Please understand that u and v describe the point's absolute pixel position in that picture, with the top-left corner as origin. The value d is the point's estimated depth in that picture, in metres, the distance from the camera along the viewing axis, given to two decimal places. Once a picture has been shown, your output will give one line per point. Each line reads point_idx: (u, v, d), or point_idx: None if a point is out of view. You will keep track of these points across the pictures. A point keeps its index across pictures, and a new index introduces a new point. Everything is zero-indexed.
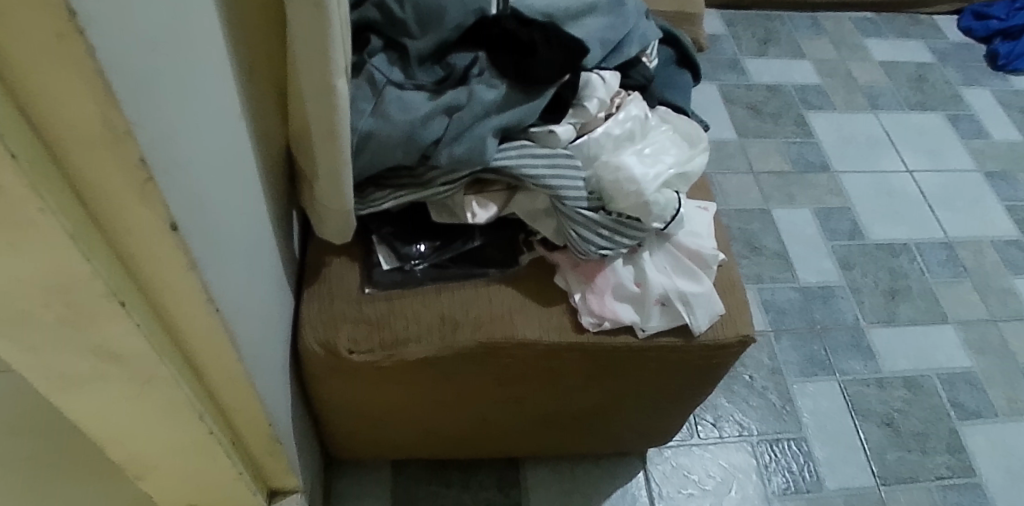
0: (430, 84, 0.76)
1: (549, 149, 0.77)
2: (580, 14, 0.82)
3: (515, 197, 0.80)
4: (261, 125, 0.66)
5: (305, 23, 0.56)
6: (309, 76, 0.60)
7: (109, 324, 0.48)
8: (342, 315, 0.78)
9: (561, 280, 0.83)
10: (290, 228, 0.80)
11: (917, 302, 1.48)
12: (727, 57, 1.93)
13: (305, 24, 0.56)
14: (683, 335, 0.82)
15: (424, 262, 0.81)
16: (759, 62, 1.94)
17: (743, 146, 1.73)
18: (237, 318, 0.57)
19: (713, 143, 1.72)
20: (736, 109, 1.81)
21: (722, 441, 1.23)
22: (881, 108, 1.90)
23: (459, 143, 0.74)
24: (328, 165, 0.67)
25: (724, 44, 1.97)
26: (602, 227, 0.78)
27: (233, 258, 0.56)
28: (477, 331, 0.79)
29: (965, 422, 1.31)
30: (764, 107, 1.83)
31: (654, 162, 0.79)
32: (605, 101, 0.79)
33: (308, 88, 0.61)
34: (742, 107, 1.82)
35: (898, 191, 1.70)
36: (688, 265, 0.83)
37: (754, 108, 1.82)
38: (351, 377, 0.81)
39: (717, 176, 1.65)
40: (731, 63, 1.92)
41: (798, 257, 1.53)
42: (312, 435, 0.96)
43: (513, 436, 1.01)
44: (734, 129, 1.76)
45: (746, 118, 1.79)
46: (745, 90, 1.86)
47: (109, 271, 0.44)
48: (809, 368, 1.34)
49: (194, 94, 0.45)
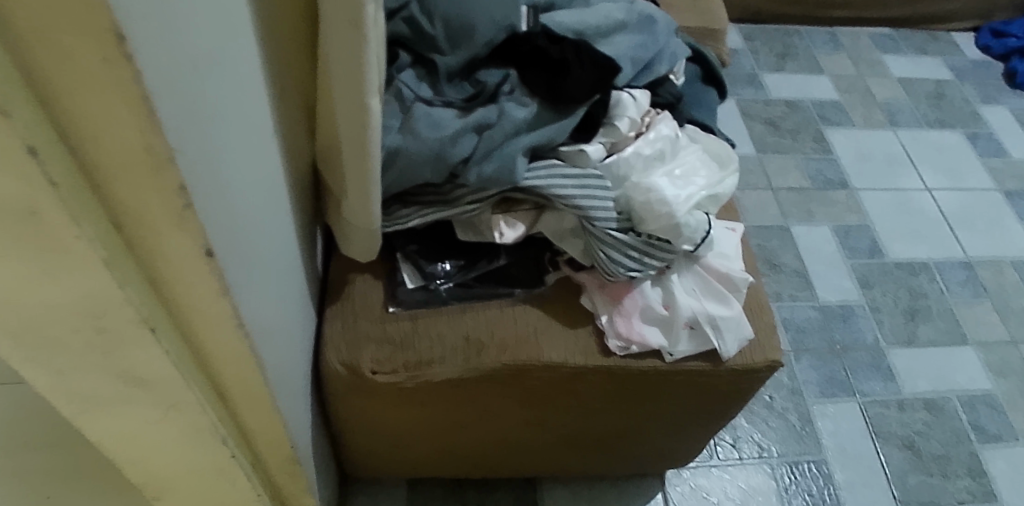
0: (459, 101, 0.75)
1: (579, 169, 0.75)
2: (610, 31, 0.81)
3: (542, 217, 0.79)
4: (290, 140, 0.65)
5: (341, 40, 0.54)
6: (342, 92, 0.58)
7: (138, 349, 0.46)
8: (365, 334, 0.77)
9: (588, 301, 0.81)
10: (314, 243, 0.79)
11: (937, 324, 1.46)
12: (745, 71, 1.92)
13: (340, 42, 0.55)
14: (711, 360, 0.80)
15: (449, 281, 0.80)
16: (778, 77, 1.93)
17: (762, 161, 1.72)
18: (265, 341, 0.56)
19: None
20: (754, 124, 1.80)
21: (742, 463, 1.21)
22: (899, 125, 1.88)
23: (489, 162, 0.73)
24: (357, 183, 0.66)
25: (742, 58, 1.96)
26: (632, 248, 0.76)
27: (264, 280, 0.54)
28: (503, 354, 0.78)
29: (987, 446, 1.29)
30: (783, 123, 1.81)
31: (685, 184, 0.77)
32: (635, 120, 0.78)
33: (342, 108, 0.60)
34: (761, 122, 1.80)
35: (918, 209, 1.68)
36: (718, 287, 0.80)
37: (772, 123, 1.81)
38: (373, 397, 0.79)
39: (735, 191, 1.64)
40: (749, 77, 1.91)
41: (818, 275, 1.51)
42: (330, 453, 0.94)
43: (533, 458, 1.00)
44: (752, 144, 1.75)
45: (764, 133, 1.78)
46: (764, 105, 1.85)
47: (142, 297, 0.43)
48: (829, 389, 1.32)
49: (233, 118, 0.44)
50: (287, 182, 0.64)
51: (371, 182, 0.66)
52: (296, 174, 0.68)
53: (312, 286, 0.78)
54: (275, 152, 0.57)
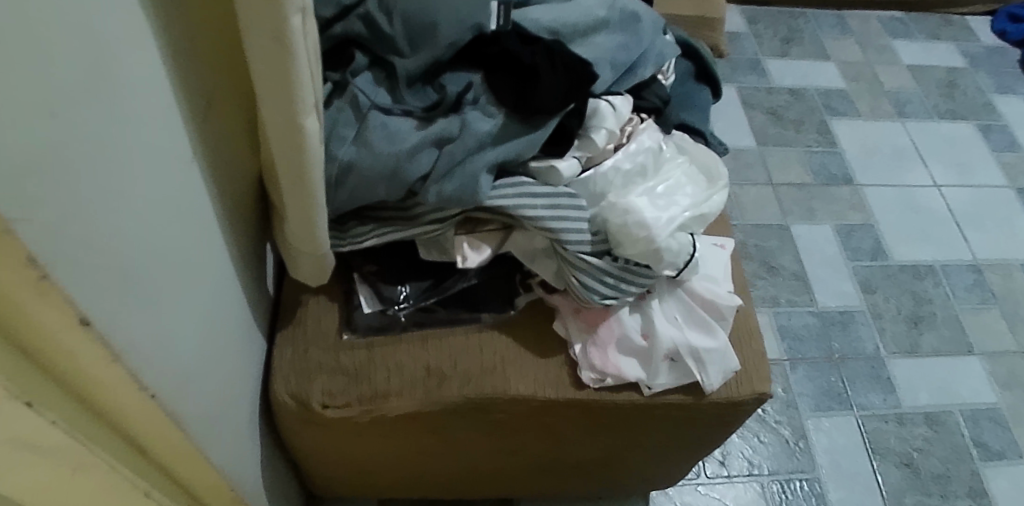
0: (419, 110, 0.67)
1: (550, 187, 0.68)
2: (590, 30, 0.73)
3: (511, 236, 0.72)
4: (224, 161, 0.58)
5: (262, 56, 0.47)
6: (270, 114, 0.51)
7: (22, 426, 0.40)
8: (317, 364, 0.71)
9: (561, 326, 0.75)
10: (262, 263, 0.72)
11: (941, 332, 1.39)
12: (748, 57, 1.83)
13: (261, 57, 0.47)
14: (693, 393, 0.74)
15: (410, 305, 0.74)
16: (782, 64, 1.84)
17: (762, 154, 1.64)
18: (179, 392, 0.50)
19: (730, 151, 1.62)
20: (756, 115, 1.71)
21: (731, 480, 1.16)
22: (908, 116, 1.79)
23: (450, 180, 0.66)
24: (296, 209, 0.59)
25: (745, 43, 1.86)
26: (607, 274, 0.69)
27: (172, 324, 0.48)
28: (466, 386, 0.72)
29: (989, 464, 1.23)
30: (785, 113, 1.73)
31: (669, 203, 0.70)
32: (614, 132, 0.70)
33: (269, 129, 0.53)
34: (762, 112, 1.72)
35: (925, 208, 1.60)
36: (702, 315, 0.74)
37: (775, 114, 1.72)
38: (326, 429, 0.73)
39: (733, 187, 1.56)
40: (752, 64, 1.82)
41: (817, 278, 1.44)
42: (290, 475, 0.89)
43: (506, 481, 0.94)
44: (753, 136, 1.67)
45: (765, 124, 1.70)
46: (766, 93, 1.76)
47: (12, 376, 0.37)
48: (825, 401, 1.26)
49: (100, 159, 0.37)
50: (218, 207, 0.58)
51: (313, 207, 0.59)
52: (234, 194, 0.62)
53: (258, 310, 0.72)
54: (191, 180, 0.51)
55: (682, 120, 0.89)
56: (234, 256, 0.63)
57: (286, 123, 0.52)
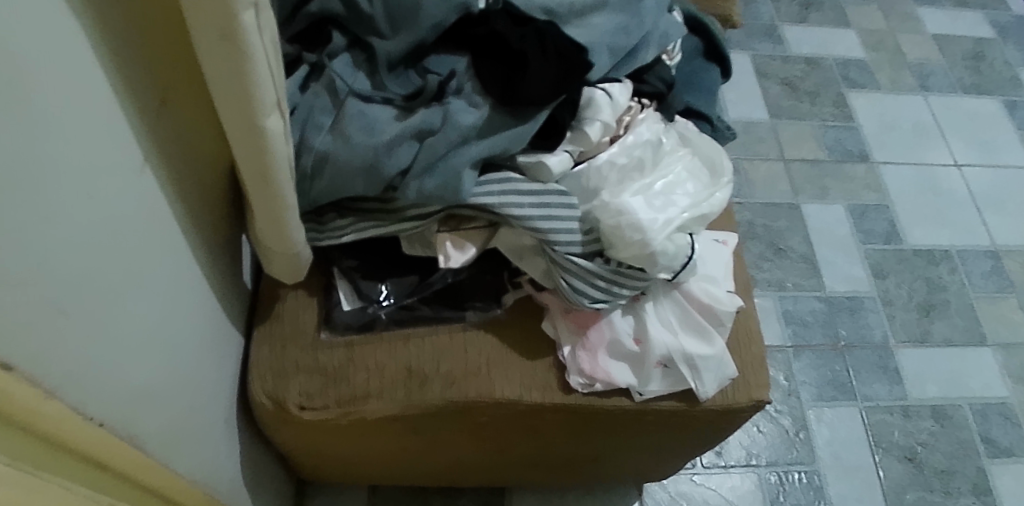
0: (400, 99, 0.63)
1: (540, 184, 0.64)
2: (587, 9, 0.66)
3: (498, 234, 0.68)
4: (185, 158, 0.54)
5: (212, 55, 0.42)
6: (227, 115, 0.47)
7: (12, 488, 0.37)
8: (294, 364, 0.68)
9: (549, 326, 0.71)
10: (236, 256, 0.69)
11: (953, 321, 1.35)
12: (764, 24, 1.74)
13: (212, 55, 0.42)
14: (686, 399, 0.71)
15: (392, 302, 0.70)
16: (799, 31, 1.75)
17: (775, 128, 1.57)
18: (133, 414, 0.47)
19: (741, 124, 1.56)
20: (770, 86, 1.64)
21: (727, 470, 1.14)
22: (931, 89, 1.71)
23: (431, 176, 0.62)
24: (265, 210, 0.55)
25: (761, 8, 1.77)
26: (599, 277, 0.65)
27: (118, 346, 0.45)
28: (449, 389, 0.69)
29: (996, 461, 1.20)
30: (801, 84, 1.65)
31: (667, 203, 0.65)
32: (610, 124, 0.65)
33: (228, 130, 0.48)
34: (777, 84, 1.64)
35: (943, 189, 1.54)
36: (698, 320, 0.70)
37: (790, 85, 1.65)
38: (306, 429, 0.71)
39: (743, 163, 1.50)
40: (768, 30, 1.73)
41: (827, 262, 1.39)
42: (276, 465, 0.87)
43: (496, 473, 0.92)
44: (766, 109, 1.60)
45: (779, 96, 1.62)
46: (781, 63, 1.68)
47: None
48: (829, 391, 1.23)
49: (19, 187, 0.33)
50: (180, 208, 0.54)
51: (285, 208, 0.55)
52: (199, 192, 0.58)
53: (231, 306, 0.68)
54: (142, 186, 0.47)
55: (688, 104, 0.83)
56: (200, 256, 0.59)
57: (246, 125, 0.47)
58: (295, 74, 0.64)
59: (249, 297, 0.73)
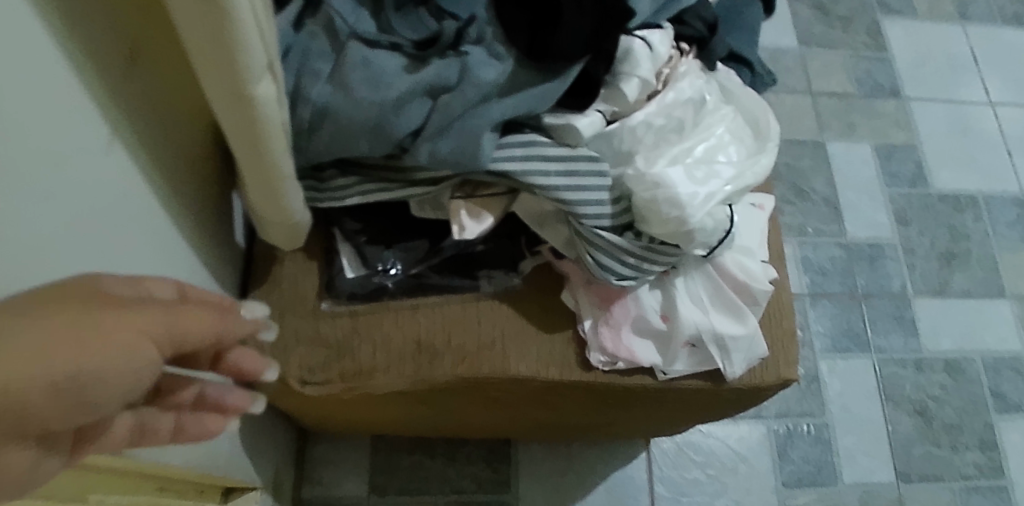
0: (409, 46, 0.54)
1: (567, 148, 0.56)
2: None
3: (518, 199, 0.61)
4: (161, 121, 0.46)
5: (190, 15, 0.35)
6: (210, 82, 0.39)
7: None
8: (294, 334, 0.63)
9: (569, 298, 0.66)
10: (225, 216, 0.62)
11: (974, 272, 1.30)
12: None
13: (188, 12, 0.34)
14: (712, 378, 0.66)
15: (399, 269, 0.64)
16: None
17: (804, 57, 1.46)
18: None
19: (768, 52, 1.44)
20: (801, 9, 1.51)
21: (735, 420, 1.12)
22: (972, 17, 1.58)
23: (445, 139, 0.54)
24: (258, 183, 0.48)
25: None
26: (628, 253, 0.59)
27: None
28: (460, 365, 0.64)
29: (1003, 417, 1.20)
30: (834, 8, 1.53)
31: (709, 173, 0.58)
32: (650, 80, 0.57)
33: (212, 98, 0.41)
34: (809, 6, 1.51)
35: (976, 130, 1.45)
36: (731, 297, 0.64)
37: (822, 8, 1.52)
38: (308, 399, 0.67)
39: (769, 95, 1.40)
40: None
41: (849, 206, 1.33)
42: (277, 420, 0.85)
43: (503, 429, 0.90)
44: (795, 34, 1.48)
45: (811, 21, 1.50)
46: None
47: None
48: (843, 343, 1.20)
49: None
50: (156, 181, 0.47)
51: (280, 180, 0.49)
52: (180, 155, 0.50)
53: (222, 271, 0.62)
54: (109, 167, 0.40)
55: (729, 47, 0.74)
56: (182, 228, 0.52)
57: (233, 94, 0.40)
58: (286, 8, 0.54)
59: (241, 257, 0.67)
